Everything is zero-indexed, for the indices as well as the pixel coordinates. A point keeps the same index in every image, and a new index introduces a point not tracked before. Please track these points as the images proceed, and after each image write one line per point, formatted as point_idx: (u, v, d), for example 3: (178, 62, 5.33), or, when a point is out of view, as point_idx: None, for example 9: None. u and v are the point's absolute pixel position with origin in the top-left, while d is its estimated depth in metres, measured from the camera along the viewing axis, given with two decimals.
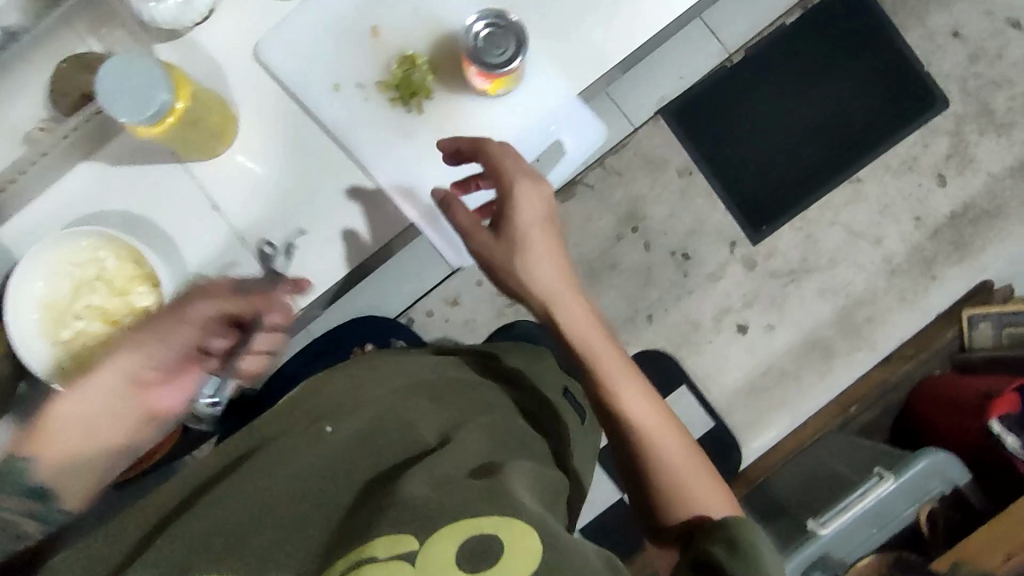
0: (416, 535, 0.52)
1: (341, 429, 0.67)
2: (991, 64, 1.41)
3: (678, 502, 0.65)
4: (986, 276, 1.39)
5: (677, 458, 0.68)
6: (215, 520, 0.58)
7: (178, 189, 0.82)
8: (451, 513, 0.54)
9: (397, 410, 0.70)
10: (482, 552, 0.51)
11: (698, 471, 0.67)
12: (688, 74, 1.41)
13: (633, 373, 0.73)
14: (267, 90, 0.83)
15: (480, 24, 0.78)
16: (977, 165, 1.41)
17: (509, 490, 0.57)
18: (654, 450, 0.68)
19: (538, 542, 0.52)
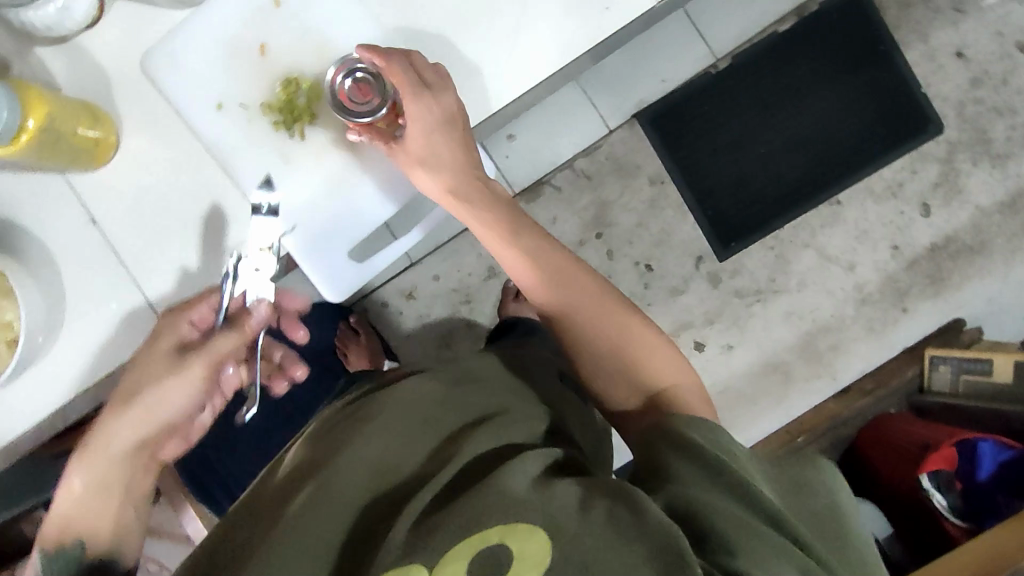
0: (426, 563, 0.45)
1: (331, 465, 0.56)
2: (995, 89, 1.29)
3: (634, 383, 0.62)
4: (959, 314, 1.31)
5: (633, 342, 0.63)
6: None
7: (53, 200, 0.69)
8: (462, 524, 0.46)
9: (375, 411, 0.62)
10: (493, 561, 0.43)
11: (651, 345, 0.63)
12: (671, 77, 1.32)
13: (576, 271, 0.66)
14: (149, 101, 0.68)
15: (339, 75, 0.66)
16: (965, 196, 1.30)
17: (510, 483, 0.49)
18: (602, 347, 0.63)
19: (546, 536, 0.44)
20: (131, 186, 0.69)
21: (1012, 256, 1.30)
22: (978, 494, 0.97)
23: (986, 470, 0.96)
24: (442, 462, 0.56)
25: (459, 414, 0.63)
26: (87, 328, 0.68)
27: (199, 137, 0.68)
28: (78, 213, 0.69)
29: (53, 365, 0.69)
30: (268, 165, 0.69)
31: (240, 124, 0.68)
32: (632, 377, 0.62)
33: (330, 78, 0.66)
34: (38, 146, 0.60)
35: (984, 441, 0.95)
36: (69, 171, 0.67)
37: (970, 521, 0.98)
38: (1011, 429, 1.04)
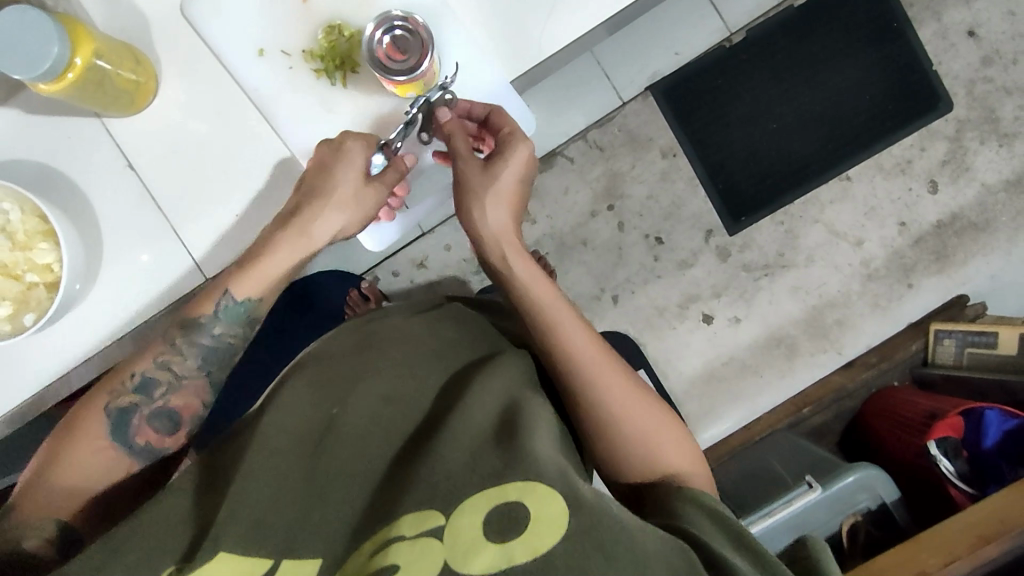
0: (444, 511, 0.47)
1: (352, 399, 0.59)
2: (1005, 68, 1.30)
3: (648, 463, 0.60)
4: (963, 290, 1.32)
5: (650, 426, 0.61)
6: (244, 489, 0.51)
7: (89, 143, 0.69)
8: (485, 479, 0.49)
9: (393, 348, 0.64)
10: (510, 523, 0.46)
11: (669, 433, 0.62)
12: (685, 50, 1.32)
13: (604, 347, 0.64)
14: (190, 47, 0.68)
15: (378, 31, 0.66)
16: (972, 174, 1.32)
17: (532, 441, 0.51)
18: (624, 422, 0.61)
19: (565, 504, 0.47)
20: (169, 132, 0.69)
21: (1016, 235, 1.31)
22: (983, 461, 0.99)
23: (991, 438, 0.99)
24: (451, 404, 0.58)
25: (462, 358, 0.65)
26: (125, 272, 0.70)
27: (239, 84, 0.68)
28: (116, 156, 0.69)
29: (92, 307, 0.70)
30: (309, 114, 0.69)
31: (281, 71, 0.68)
32: (646, 459, 0.60)
33: (367, 35, 0.66)
34: (84, 81, 0.60)
35: (990, 410, 0.98)
36: (107, 113, 0.67)
37: (973, 488, 0.99)
38: (1016, 400, 1.06)
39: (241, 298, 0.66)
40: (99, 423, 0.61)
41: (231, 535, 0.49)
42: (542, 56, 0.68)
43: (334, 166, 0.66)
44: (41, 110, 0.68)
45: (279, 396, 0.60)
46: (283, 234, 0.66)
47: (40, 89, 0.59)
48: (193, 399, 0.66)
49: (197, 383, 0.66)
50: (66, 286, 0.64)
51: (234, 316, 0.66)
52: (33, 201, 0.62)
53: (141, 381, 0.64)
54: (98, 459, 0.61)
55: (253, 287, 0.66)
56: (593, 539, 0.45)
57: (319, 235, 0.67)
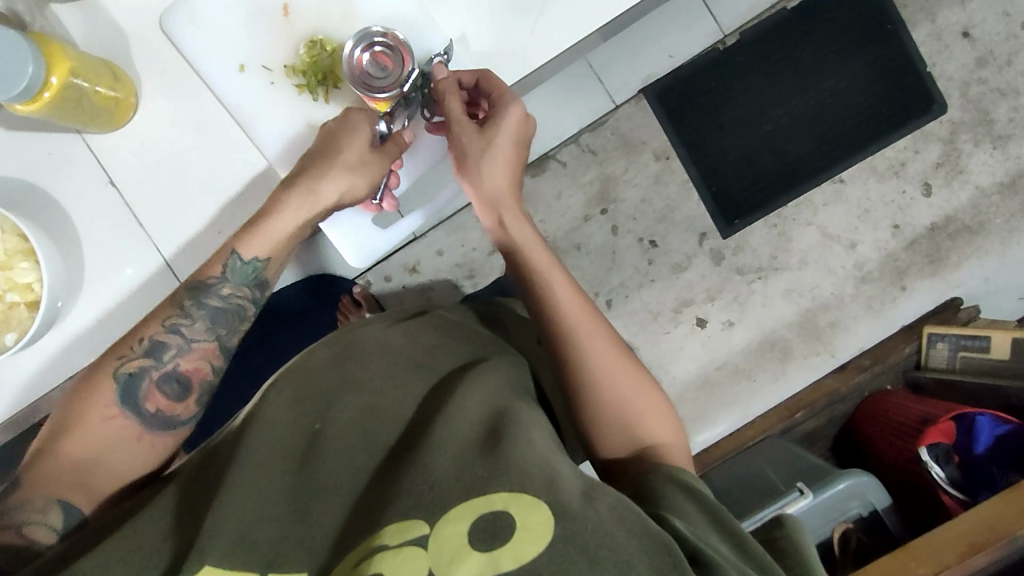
0: (427, 519, 0.42)
1: (335, 399, 0.53)
2: (999, 70, 1.30)
3: (628, 434, 0.57)
4: (956, 293, 1.32)
5: (635, 394, 0.58)
6: (224, 498, 0.46)
7: (70, 161, 0.68)
8: (469, 486, 0.43)
9: (376, 348, 0.59)
10: (494, 529, 0.41)
11: (652, 404, 0.58)
12: (677, 53, 1.31)
13: (593, 312, 0.61)
14: (171, 63, 0.67)
15: (357, 49, 0.65)
16: (966, 176, 1.31)
17: (520, 445, 0.46)
18: (606, 388, 0.57)
19: (550, 510, 0.41)
20: (149, 148, 0.68)
21: (1010, 237, 1.31)
22: (974, 467, 0.99)
23: (983, 444, 0.99)
24: (435, 408, 0.51)
25: (449, 361, 0.59)
26: (108, 290, 0.69)
27: (220, 100, 0.67)
28: (95, 173, 0.68)
29: (74, 325, 0.70)
30: (290, 128, 0.68)
31: (262, 86, 0.67)
32: (626, 429, 0.57)
33: (347, 53, 0.65)
34: (61, 99, 0.60)
35: (981, 416, 0.98)
36: (86, 130, 0.67)
37: (964, 495, 0.98)
38: (1009, 405, 1.05)
39: (248, 258, 0.64)
40: (107, 391, 0.59)
41: (213, 549, 0.43)
42: (528, 68, 0.67)
43: (344, 132, 0.65)
44: (20, 125, 0.67)
45: (255, 409, 0.54)
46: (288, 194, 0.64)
47: (17, 108, 0.59)
48: (204, 363, 0.64)
49: (206, 346, 0.64)
50: (48, 305, 0.64)
51: (243, 276, 0.65)
52: (11, 221, 0.62)
53: (149, 345, 0.61)
54: (105, 430, 0.58)
55: (263, 245, 0.64)
56: (580, 544, 0.40)
57: (326, 193, 0.65)
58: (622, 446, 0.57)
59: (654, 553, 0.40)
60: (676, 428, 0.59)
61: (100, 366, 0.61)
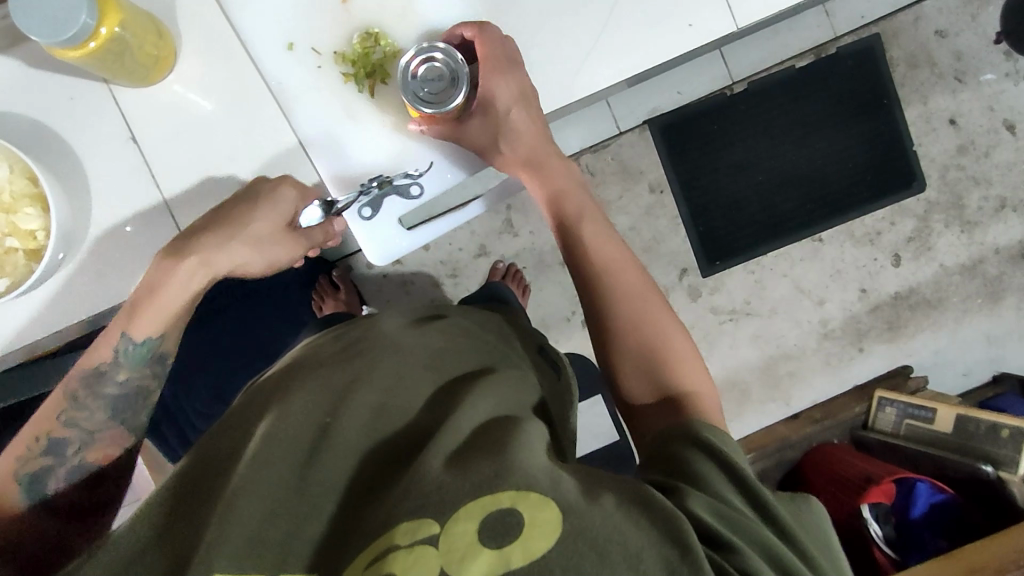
0: (437, 518, 0.42)
1: (345, 397, 0.52)
2: (977, 159, 1.36)
3: (654, 374, 0.59)
4: (908, 361, 1.39)
5: (668, 340, 0.61)
6: (233, 497, 0.44)
7: (93, 107, 0.66)
8: (475, 486, 0.43)
9: (383, 349, 0.57)
10: (503, 526, 0.41)
11: (682, 348, 0.61)
12: (686, 91, 1.33)
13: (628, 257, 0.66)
14: (214, 27, 0.66)
15: (417, 60, 0.65)
16: (933, 254, 1.37)
17: (525, 453, 0.46)
18: (636, 328, 0.61)
19: (558, 508, 0.42)
20: (179, 110, 0.67)
21: (963, 316, 1.38)
22: (910, 530, 1.05)
23: (920, 508, 1.05)
24: (443, 413, 0.51)
25: (457, 367, 0.58)
26: (112, 245, 0.68)
27: (261, 74, 0.67)
28: (119, 127, 0.67)
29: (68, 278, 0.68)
30: (330, 113, 0.68)
31: (309, 68, 0.67)
32: (656, 371, 0.59)
33: (405, 66, 0.65)
34: (104, 51, 0.57)
35: (921, 482, 1.04)
36: (117, 82, 0.65)
37: (896, 553, 1.05)
38: (944, 475, 1.10)
39: (140, 340, 0.62)
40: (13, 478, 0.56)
41: (222, 553, 0.42)
42: (576, 95, 0.69)
43: (248, 206, 0.65)
44: (44, 65, 0.66)
45: (266, 408, 0.52)
46: (176, 267, 0.62)
47: (56, 53, 0.57)
48: (113, 449, 0.63)
49: (114, 432, 0.63)
50: (51, 256, 0.62)
51: (137, 359, 0.63)
52: (26, 162, 0.60)
53: (50, 443, 0.59)
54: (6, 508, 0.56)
55: (151, 326, 0.63)
56: (590, 539, 0.40)
57: (224, 265, 0.65)
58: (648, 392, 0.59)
59: (662, 544, 0.41)
60: (707, 382, 0.60)
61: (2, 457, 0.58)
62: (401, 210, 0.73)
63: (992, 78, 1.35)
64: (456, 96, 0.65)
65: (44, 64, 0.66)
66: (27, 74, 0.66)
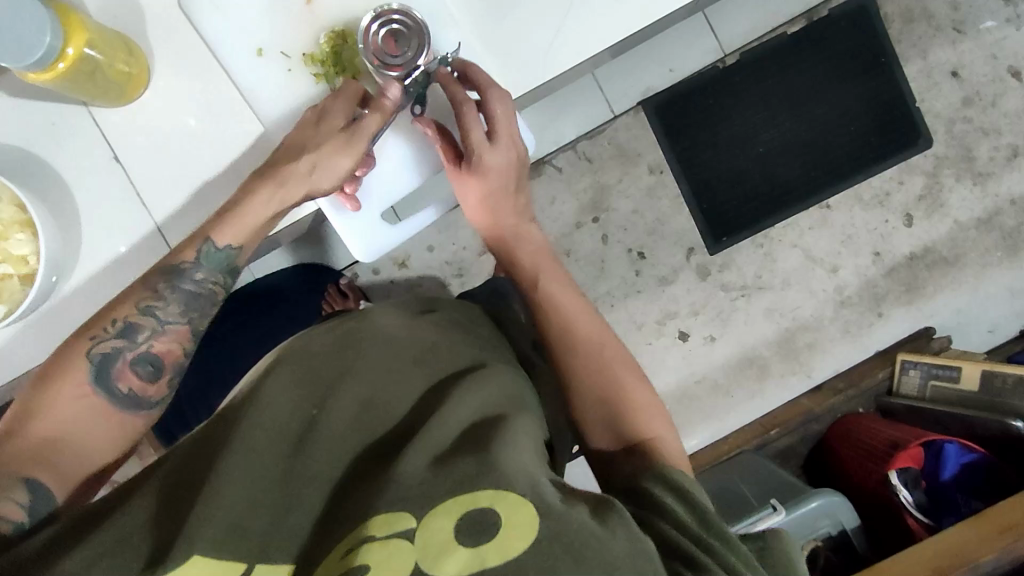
0: (414, 513, 0.42)
1: (334, 394, 0.52)
2: (984, 109, 1.32)
3: (614, 426, 0.61)
4: (929, 323, 1.36)
5: (625, 388, 0.63)
6: (218, 485, 0.44)
7: (73, 130, 0.68)
8: (454, 484, 0.43)
9: (375, 343, 0.57)
10: (481, 525, 0.41)
11: (644, 399, 0.62)
12: (678, 68, 1.31)
13: (582, 305, 0.69)
14: (186, 42, 0.67)
15: (376, 23, 0.66)
16: (946, 211, 1.34)
17: (510, 446, 0.46)
18: (592, 380, 0.64)
19: (535, 508, 0.41)
20: (157, 126, 0.68)
21: (983, 271, 1.35)
22: (941, 493, 1.03)
23: (950, 470, 1.02)
24: (430, 408, 0.51)
25: (449, 362, 0.57)
26: (101, 264, 0.69)
27: (235, 84, 0.67)
28: (101, 149, 0.68)
29: (64, 300, 0.70)
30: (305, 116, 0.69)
31: (279, 72, 0.68)
32: (613, 421, 0.61)
33: (364, 27, 0.66)
34: (74, 72, 0.59)
35: (950, 443, 1.02)
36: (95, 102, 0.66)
37: (929, 518, 1.02)
38: (974, 434, 1.08)
39: (220, 245, 0.63)
40: (76, 367, 0.57)
41: (203, 538, 0.42)
42: (547, 74, 0.69)
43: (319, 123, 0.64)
44: (23, 93, 0.67)
45: (253, 391, 0.52)
46: (260, 187, 0.63)
47: (29, 77, 0.58)
48: (176, 346, 0.62)
49: (179, 329, 0.62)
50: (44, 279, 0.64)
51: (216, 263, 0.64)
52: (11, 189, 0.61)
53: (122, 327, 0.60)
54: (73, 404, 0.56)
55: (235, 233, 0.63)
56: (564, 543, 0.39)
57: (298, 189, 0.63)
58: (607, 438, 0.61)
59: (638, 555, 0.40)
60: (669, 427, 0.61)
61: (70, 345, 0.58)
62: (383, 208, 0.75)
63: (992, 25, 1.31)
64: (423, 54, 0.66)
65: (23, 92, 0.67)
66: (8, 103, 0.67)
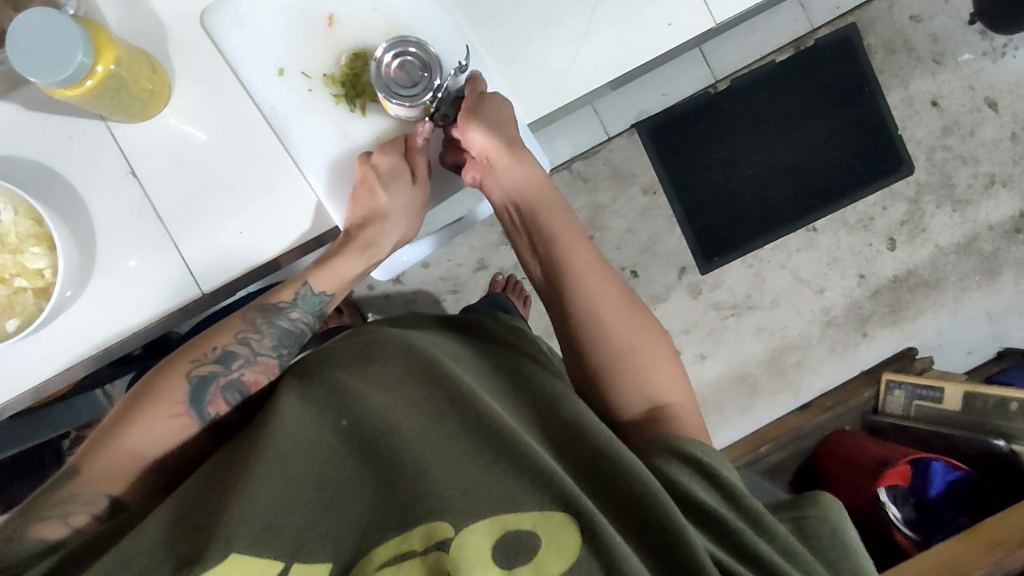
0: (453, 522, 0.42)
1: (360, 405, 0.53)
2: (963, 138, 1.37)
3: (640, 390, 0.63)
4: (912, 343, 1.40)
5: (643, 353, 0.65)
6: (253, 490, 0.45)
7: (92, 145, 0.68)
8: (499, 498, 0.44)
9: (396, 355, 0.58)
10: (519, 546, 0.42)
11: (660, 356, 0.65)
12: (671, 92, 1.35)
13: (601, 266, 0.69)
14: (208, 61, 0.68)
15: (389, 54, 0.66)
16: (928, 235, 1.38)
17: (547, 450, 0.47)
18: (616, 341, 0.65)
19: (577, 526, 0.43)
20: (177, 142, 0.69)
21: (962, 294, 1.39)
22: (929, 508, 1.05)
23: (936, 487, 1.05)
24: None
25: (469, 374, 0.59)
26: (115, 280, 0.69)
27: (255, 102, 0.68)
28: (119, 163, 0.69)
29: (73, 314, 0.69)
30: (325, 136, 0.70)
31: (299, 92, 0.69)
32: (638, 383, 0.63)
33: (377, 63, 0.66)
34: (102, 88, 0.59)
35: (936, 461, 1.04)
36: (114, 118, 0.67)
37: (917, 533, 1.06)
38: (958, 453, 1.10)
39: (317, 291, 0.70)
40: (177, 387, 0.60)
41: (239, 537, 0.42)
42: (561, 101, 0.71)
43: (382, 184, 0.69)
44: (43, 107, 0.68)
45: (282, 407, 0.53)
46: (350, 243, 0.71)
47: (56, 93, 0.59)
48: (265, 378, 0.64)
49: (270, 361, 0.65)
50: (59, 292, 0.64)
51: (311, 306, 0.70)
52: (28, 199, 0.61)
53: (221, 353, 0.63)
54: (166, 426, 0.59)
55: (332, 282, 0.70)
56: (605, 562, 0.42)
57: (382, 241, 0.72)
58: (636, 403, 0.63)
59: None
60: (684, 385, 0.65)
61: (173, 365, 0.62)
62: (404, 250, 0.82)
63: (970, 58, 1.36)
64: (436, 76, 0.67)
65: (45, 107, 0.68)
66: (31, 118, 0.68)
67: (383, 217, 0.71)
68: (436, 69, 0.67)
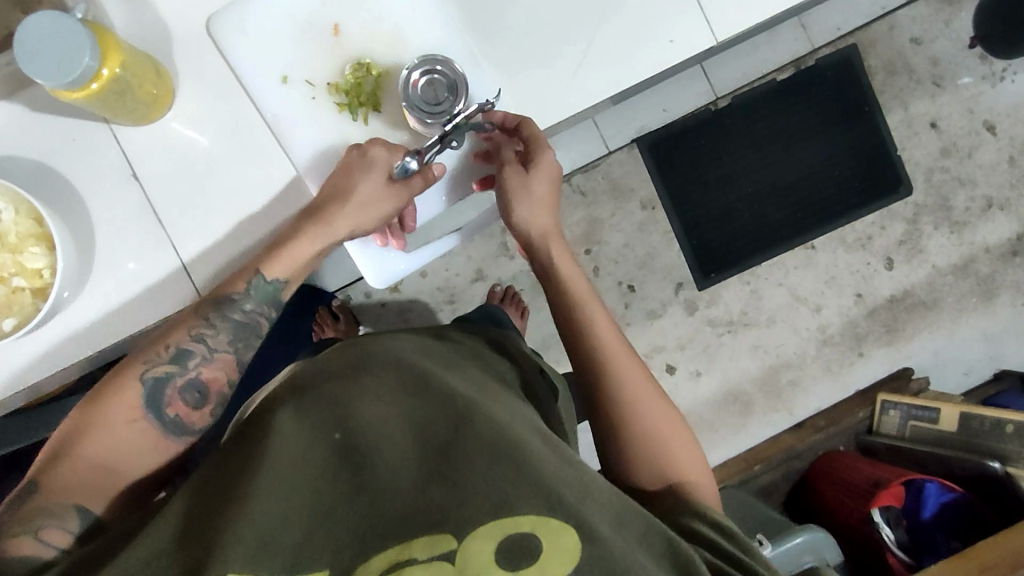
0: (455, 534, 0.44)
1: (353, 412, 0.52)
2: (961, 160, 1.38)
3: (658, 467, 0.63)
4: (907, 363, 1.40)
5: (664, 430, 0.65)
6: (249, 505, 0.45)
7: (94, 147, 0.69)
8: (495, 506, 0.45)
9: (390, 362, 0.58)
10: (521, 549, 0.44)
11: (681, 435, 0.65)
12: (672, 108, 1.35)
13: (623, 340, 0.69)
14: (213, 67, 0.69)
15: (418, 71, 0.67)
16: (924, 256, 1.39)
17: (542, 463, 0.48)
18: (639, 412, 0.65)
19: (577, 536, 0.44)
20: (179, 146, 0.69)
21: (959, 316, 1.40)
22: (921, 531, 1.05)
23: (930, 509, 1.05)
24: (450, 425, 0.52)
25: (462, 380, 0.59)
26: (113, 282, 0.69)
27: (258, 109, 0.69)
28: (122, 166, 0.69)
29: (69, 316, 0.69)
30: (327, 143, 0.70)
31: (303, 100, 0.70)
32: (659, 458, 0.63)
33: (406, 77, 0.67)
34: (105, 91, 0.60)
35: (930, 483, 1.04)
36: (117, 121, 0.67)
37: (911, 557, 1.04)
38: (953, 475, 1.10)
39: (271, 279, 0.66)
40: (131, 391, 0.59)
41: (238, 555, 0.43)
42: (562, 115, 0.72)
43: (357, 166, 0.68)
44: (46, 109, 0.68)
45: (274, 415, 0.52)
46: (305, 225, 0.67)
47: (60, 95, 0.59)
48: (222, 374, 0.64)
49: (226, 357, 0.64)
50: (56, 293, 0.64)
51: (263, 295, 0.66)
52: (29, 200, 0.62)
53: (175, 351, 0.62)
54: (129, 435, 0.58)
55: (284, 269, 0.66)
56: (604, 566, 0.44)
57: (340, 224, 0.67)
58: (651, 478, 0.63)
59: None
60: (704, 469, 0.65)
61: (123, 368, 0.61)
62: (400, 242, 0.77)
63: (969, 81, 1.37)
64: (460, 99, 0.67)
65: (48, 109, 0.69)
66: (35, 119, 0.69)
67: (345, 196, 0.67)
68: (463, 92, 0.67)
